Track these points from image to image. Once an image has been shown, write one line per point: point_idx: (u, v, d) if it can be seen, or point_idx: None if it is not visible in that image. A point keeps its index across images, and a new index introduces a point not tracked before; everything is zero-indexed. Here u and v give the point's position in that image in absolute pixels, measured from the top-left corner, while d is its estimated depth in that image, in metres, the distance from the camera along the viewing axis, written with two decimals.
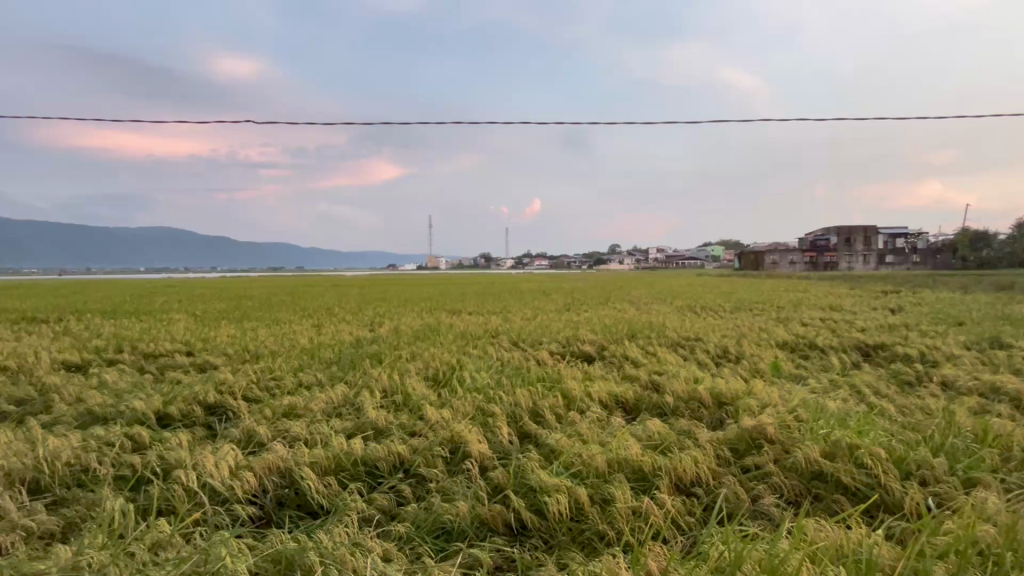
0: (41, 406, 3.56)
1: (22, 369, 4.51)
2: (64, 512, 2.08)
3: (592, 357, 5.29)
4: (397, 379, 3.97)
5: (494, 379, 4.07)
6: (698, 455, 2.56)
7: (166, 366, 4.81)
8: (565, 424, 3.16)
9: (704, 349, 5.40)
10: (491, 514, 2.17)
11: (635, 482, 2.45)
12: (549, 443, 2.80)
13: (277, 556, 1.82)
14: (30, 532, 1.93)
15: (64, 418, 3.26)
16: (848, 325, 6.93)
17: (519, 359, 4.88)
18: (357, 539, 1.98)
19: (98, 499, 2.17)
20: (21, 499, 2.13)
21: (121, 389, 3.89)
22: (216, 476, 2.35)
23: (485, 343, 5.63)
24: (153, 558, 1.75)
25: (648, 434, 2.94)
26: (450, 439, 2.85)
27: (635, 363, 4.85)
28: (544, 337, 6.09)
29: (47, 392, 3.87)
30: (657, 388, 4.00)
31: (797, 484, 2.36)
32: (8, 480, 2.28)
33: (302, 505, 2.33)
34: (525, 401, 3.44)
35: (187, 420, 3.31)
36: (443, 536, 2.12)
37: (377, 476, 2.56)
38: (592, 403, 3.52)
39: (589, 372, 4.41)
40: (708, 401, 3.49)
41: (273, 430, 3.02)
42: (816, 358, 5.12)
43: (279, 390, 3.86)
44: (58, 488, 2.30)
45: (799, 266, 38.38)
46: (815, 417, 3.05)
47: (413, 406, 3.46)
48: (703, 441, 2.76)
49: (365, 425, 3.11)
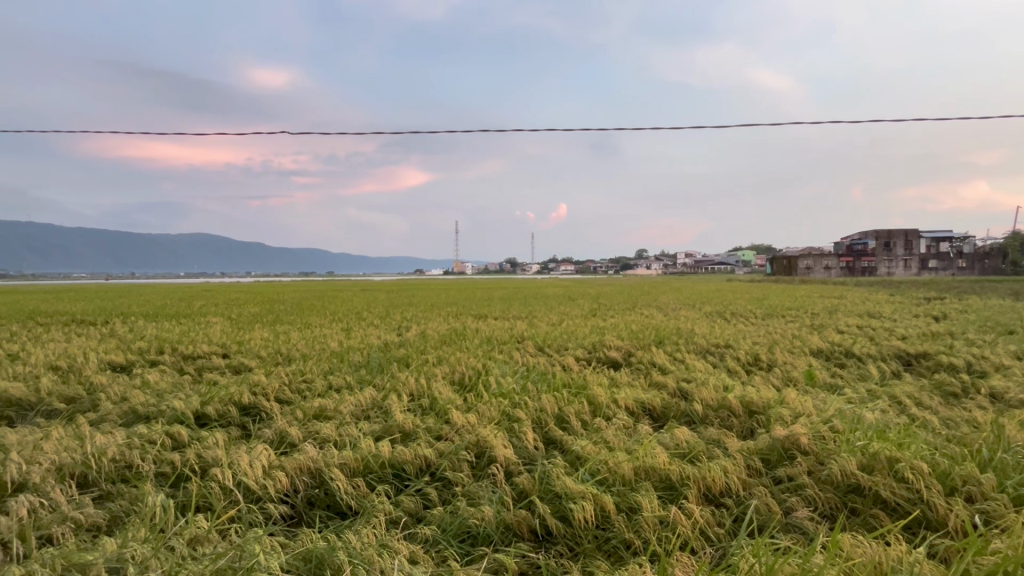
0: (89, 404, 3.75)
1: (72, 368, 4.77)
2: (109, 506, 2.18)
3: (618, 363, 5.24)
4: (424, 383, 4.02)
5: (519, 384, 4.08)
6: (728, 465, 2.50)
7: (204, 367, 5.01)
8: (591, 431, 3.14)
9: (734, 356, 5.28)
10: (516, 519, 2.18)
11: (662, 491, 2.41)
12: (575, 449, 2.79)
13: (307, 555, 1.86)
14: (79, 525, 2.03)
15: (109, 416, 3.43)
16: (888, 333, 6.64)
17: (545, 364, 4.87)
18: (384, 540, 2.00)
19: (141, 494, 2.27)
20: (71, 492, 2.25)
21: (161, 389, 4.06)
22: (250, 474, 2.42)
23: (511, 348, 5.65)
24: (191, 553, 1.81)
25: (676, 442, 2.89)
26: (476, 443, 2.86)
27: (662, 370, 4.78)
28: (569, 342, 6.06)
29: (95, 390, 4.08)
30: (685, 397, 3.93)
31: (832, 497, 2.28)
32: (59, 474, 2.41)
33: (331, 506, 2.38)
34: (551, 407, 3.43)
35: (223, 420, 3.43)
36: (468, 540, 2.13)
37: (404, 478, 2.61)
38: (619, 410, 3.49)
39: (615, 378, 4.38)
40: (738, 410, 3.41)
41: (304, 432, 3.10)
42: (852, 367, 4.94)
43: (310, 392, 3.96)
44: (104, 483, 2.42)
45: (836, 271, 37.09)
46: (852, 428, 2.94)
47: (439, 410, 3.50)
48: (733, 450, 2.70)
49: (393, 427, 3.16)
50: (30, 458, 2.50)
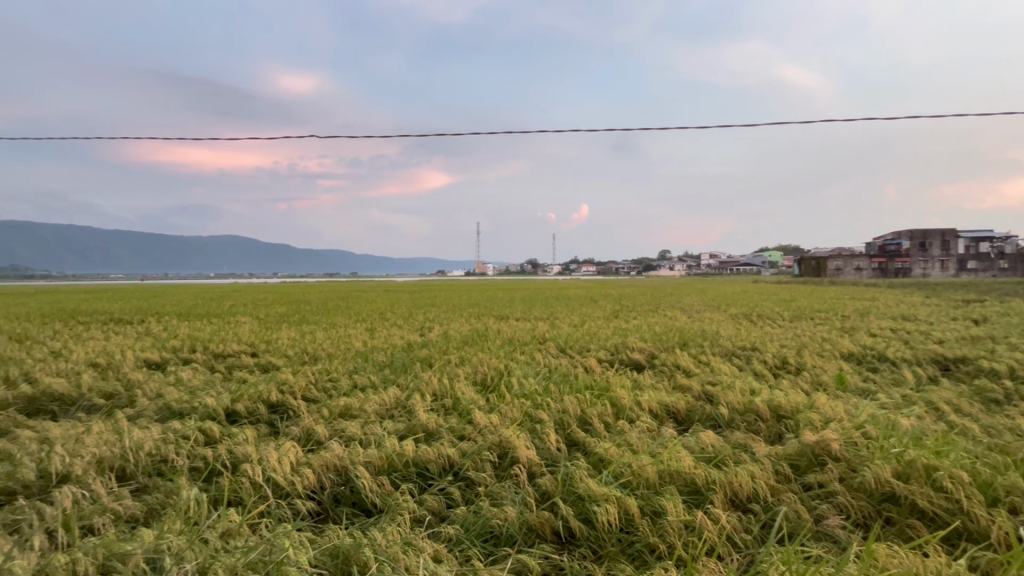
0: (127, 400, 3.90)
1: (110, 365, 4.96)
2: (146, 498, 2.27)
3: (641, 365, 5.18)
4: (447, 383, 4.05)
5: (542, 385, 4.08)
6: (756, 470, 2.45)
7: (234, 365, 5.15)
8: (615, 433, 3.12)
9: (761, 359, 5.17)
10: (539, 520, 2.17)
11: (688, 495, 2.38)
12: (598, 451, 2.77)
13: (334, 550, 1.89)
14: (118, 516, 2.11)
15: (145, 412, 3.55)
16: (924, 337, 6.41)
17: (567, 365, 4.86)
18: (409, 538, 2.02)
19: (175, 487, 2.34)
20: (110, 484, 2.34)
21: (194, 386, 4.19)
22: (279, 471, 2.48)
23: (533, 350, 5.64)
24: (223, 546, 1.86)
25: (701, 446, 2.84)
26: (499, 444, 2.87)
27: (686, 372, 4.71)
28: (591, 344, 6.02)
29: (132, 387, 4.24)
30: (710, 400, 3.87)
31: (866, 505, 2.22)
32: (100, 466, 2.51)
33: (356, 503, 2.42)
34: (573, 409, 3.42)
35: (252, 416, 3.52)
36: (492, 541, 2.14)
37: (428, 477, 2.63)
38: (642, 413, 3.45)
39: (639, 380, 4.33)
40: (766, 414, 3.34)
41: (330, 430, 3.16)
42: (886, 371, 4.78)
43: (336, 391, 4.04)
44: (141, 476, 2.51)
45: (867, 272, 35.98)
46: (886, 434, 2.84)
47: (462, 410, 3.52)
48: (761, 455, 2.65)
49: (416, 427, 3.20)
50: (73, 451, 2.61)
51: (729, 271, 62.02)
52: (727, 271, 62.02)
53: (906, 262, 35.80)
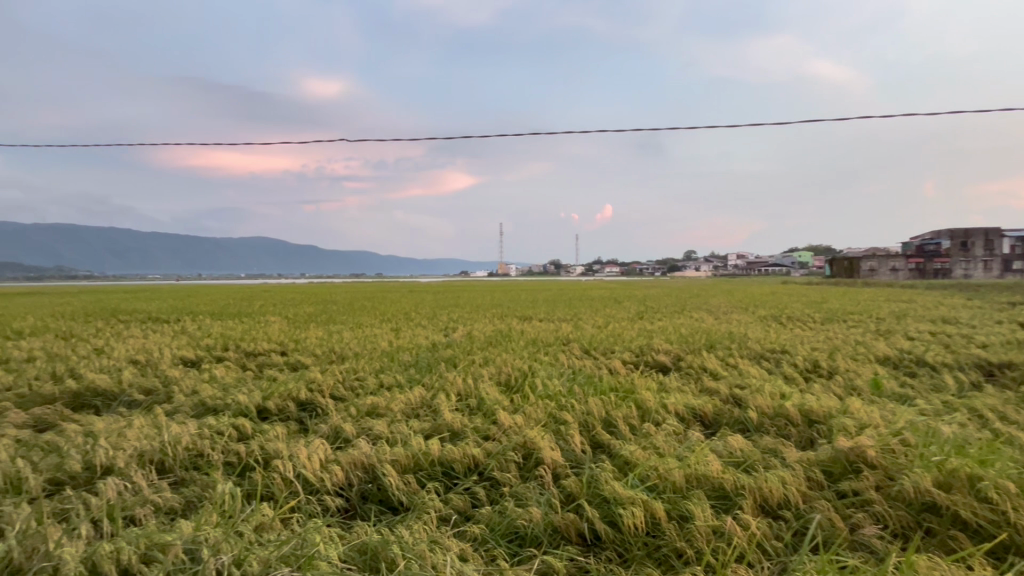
0: (165, 396, 4.05)
1: (149, 362, 5.16)
2: (184, 491, 2.35)
3: (667, 368, 5.11)
4: (471, 384, 4.08)
5: (566, 387, 4.06)
6: (787, 475, 2.39)
7: (264, 364, 5.29)
8: (640, 436, 3.08)
9: (792, 363, 5.04)
10: (565, 522, 2.17)
11: (716, 500, 2.34)
12: (623, 454, 2.74)
13: (363, 547, 1.93)
14: (158, 507, 2.19)
15: (182, 407, 3.68)
16: (966, 341, 6.13)
17: (591, 367, 4.83)
18: (435, 536, 2.05)
19: (211, 481, 2.42)
20: (151, 477, 2.43)
21: (227, 383, 4.32)
22: (308, 467, 2.54)
23: (557, 351, 5.62)
24: (257, 539, 1.91)
25: (730, 450, 2.79)
26: (524, 445, 2.88)
27: (713, 375, 4.63)
28: (616, 345, 5.96)
29: (169, 383, 4.40)
30: (738, 404, 3.79)
31: (904, 515, 2.14)
32: (140, 459, 2.62)
33: (383, 501, 2.45)
34: (598, 411, 3.40)
35: (282, 414, 3.61)
36: (517, 541, 2.14)
37: (453, 477, 2.66)
38: (668, 416, 3.40)
39: (665, 382, 4.27)
40: (796, 419, 3.25)
41: (357, 428, 3.22)
42: (925, 376, 4.60)
43: (362, 390, 4.11)
44: (178, 469, 2.60)
45: (904, 273, 34.67)
46: (925, 442, 2.73)
47: (487, 410, 3.54)
48: (792, 461, 2.59)
49: (441, 426, 3.23)
50: (116, 444, 2.73)
51: (757, 272, 60.61)
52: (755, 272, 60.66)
53: (945, 262, 34.35)
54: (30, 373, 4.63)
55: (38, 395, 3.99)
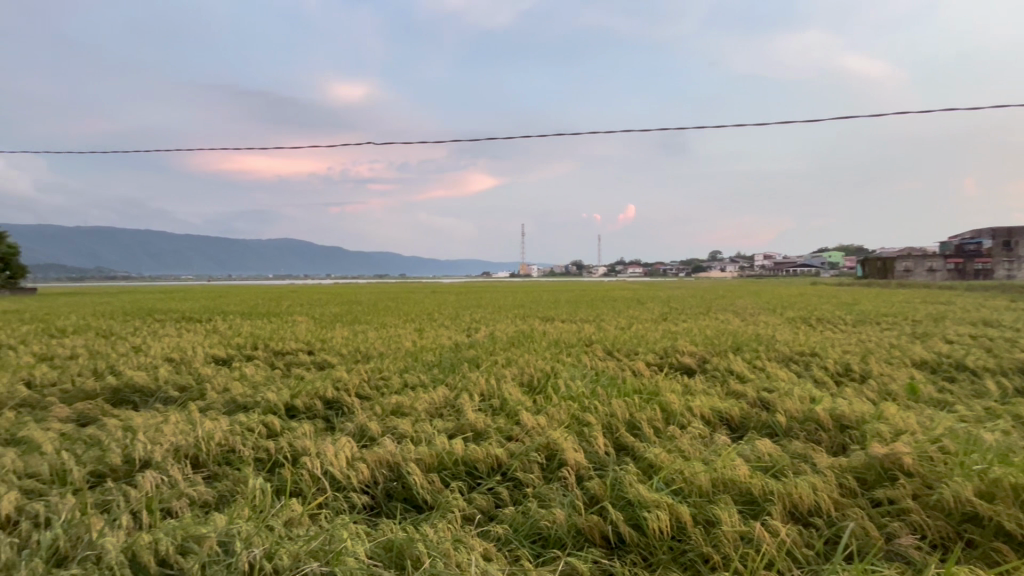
0: (198, 393, 4.19)
1: (183, 360, 5.35)
2: (217, 485, 2.42)
3: (692, 370, 5.03)
4: (494, 384, 4.09)
5: (589, 388, 4.03)
6: (818, 481, 2.33)
7: (292, 362, 5.42)
8: (665, 439, 3.05)
9: (822, 365, 4.90)
10: (588, 524, 2.16)
11: (743, 505, 2.30)
12: (648, 457, 2.71)
13: (388, 544, 1.95)
14: (193, 500, 2.27)
15: (215, 404, 3.80)
16: (1010, 345, 5.85)
17: (615, 368, 4.79)
18: (459, 535, 2.06)
19: (243, 476, 2.49)
20: (186, 471, 2.52)
21: (257, 381, 4.44)
22: (335, 464, 2.59)
23: (579, 352, 5.59)
24: (287, 533, 1.96)
25: (758, 455, 2.73)
26: (547, 446, 2.87)
27: (740, 378, 4.54)
28: (639, 347, 5.90)
29: (202, 380, 4.55)
30: (766, 408, 3.71)
31: (943, 525, 2.06)
32: (176, 454, 2.71)
33: (408, 499, 2.49)
34: (622, 412, 3.37)
35: (310, 412, 3.69)
36: (540, 542, 2.14)
37: (476, 477, 2.67)
38: (693, 419, 3.35)
39: (690, 385, 4.21)
40: (828, 423, 3.16)
41: (382, 427, 3.26)
42: (965, 381, 4.42)
43: (387, 389, 4.17)
44: (212, 464, 2.68)
45: (942, 274, 33.35)
46: (966, 450, 2.62)
47: (509, 410, 3.55)
48: (823, 467, 2.52)
49: (465, 426, 3.25)
50: (153, 439, 2.83)
51: (785, 273, 59.16)
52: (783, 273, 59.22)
53: (987, 262, 32.90)
54: (73, 369, 4.84)
55: (80, 391, 4.18)
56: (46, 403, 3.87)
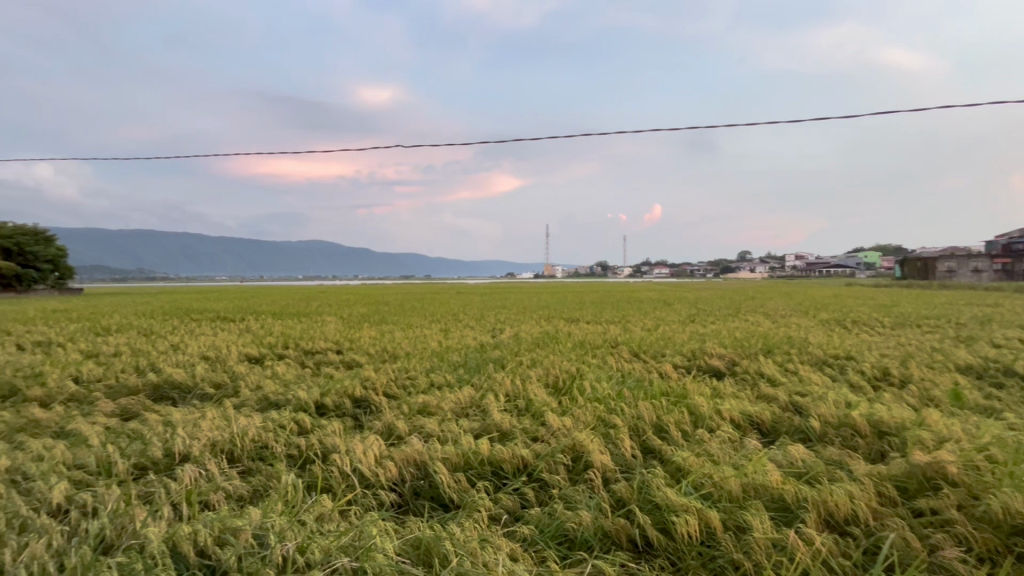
0: (233, 390, 4.33)
1: (219, 358, 5.53)
2: (252, 480, 2.50)
3: (721, 373, 4.92)
4: (519, 385, 4.10)
5: (615, 390, 3.99)
6: (855, 489, 2.25)
7: (322, 361, 5.54)
8: (693, 442, 2.99)
9: (859, 369, 4.74)
10: (615, 527, 2.14)
11: (776, 512, 2.24)
12: (676, 460, 2.67)
13: (416, 542, 1.98)
14: (229, 494, 2.34)
15: (248, 401, 3.92)
16: None
17: (641, 370, 4.74)
18: (485, 535, 2.07)
19: (275, 472, 2.56)
20: (222, 466, 2.60)
21: (288, 380, 4.55)
22: (364, 462, 2.64)
23: (605, 353, 5.55)
24: (318, 528, 2.00)
25: (790, 460, 2.66)
26: (573, 447, 2.86)
27: (771, 381, 4.43)
28: (666, 349, 5.81)
29: (236, 378, 4.69)
30: (799, 412, 3.60)
31: (991, 538, 1.97)
32: (213, 449, 2.81)
33: (435, 498, 2.51)
34: (649, 415, 3.32)
35: (339, 410, 3.77)
36: (566, 544, 2.13)
37: (502, 477, 2.68)
38: (722, 423, 3.28)
39: (719, 388, 4.12)
40: (865, 429, 3.05)
41: (409, 425, 3.30)
42: (1015, 388, 4.20)
43: (414, 388, 4.22)
44: (246, 459, 2.77)
45: (988, 275, 31.78)
46: (1017, 460, 2.49)
47: (535, 411, 3.54)
48: (861, 474, 2.43)
49: (490, 426, 3.26)
50: (192, 434, 2.94)
51: (818, 274, 57.37)
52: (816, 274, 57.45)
53: None
54: (117, 366, 5.07)
55: (124, 387, 4.37)
56: (92, 398, 4.06)
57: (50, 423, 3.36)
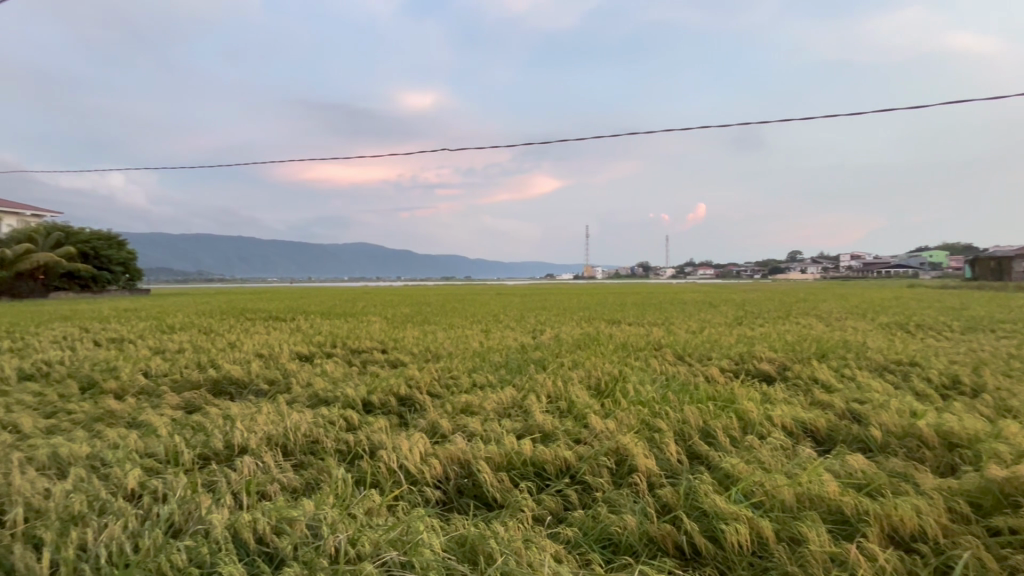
0: (285, 387, 4.53)
1: (272, 356, 5.80)
2: (304, 473, 2.60)
3: (771, 378, 4.73)
4: (561, 386, 4.08)
5: (660, 393, 3.91)
6: (922, 504, 2.12)
7: (368, 360, 5.71)
8: (742, 448, 2.90)
9: (924, 377, 4.44)
10: (661, 533, 2.10)
11: (833, 524, 2.14)
12: (724, 466, 2.59)
13: (462, 539, 2.01)
14: (284, 486, 2.45)
15: (300, 397, 4.10)
16: None
17: (686, 374, 4.62)
18: (529, 535, 2.07)
19: (326, 467, 2.66)
20: (278, 458, 2.73)
21: (336, 377, 4.72)
22: (410, 459, 2.70)
23: (648, 356, 5.45)
24: (368, 522, 2.06)
25: (849, 470, 2.53)
26: (616, 450, 2.82)
27: (826, 387, 4.22)
28: (712, 352, 5.64)
29: (288, 375, 4.91)
30: (858, 421, 3.41)
31: None
32: (269, 441, 2.95)
33: (478, 496, 2.54)
34: (695, 419, 3.24)
35: (384, 407, 3.87)
36: (610, 547, 2.11)
37: (545, 478, 2.68)
38: (774, 429, 3.15)
39: (770, 393, 3.97)
40: (932, 441, 2.86)
41: (453, 424, 3.35)
42: None
43: (456, 388, 4.28)
44: (299, 453, 2.89)
45: None
46: None
47: (577, 413, 3.52)
48: (929, 489, 2.28)
49: (533, 427, 3.27)
50: (249, 427, 3.10)
51: (876, 274, 54.18)
52: (873, 274, 54.30)
53: None
54: (181, 361, 5.40)
55: (187, 381, 4.66)
56: (160, 391, 4.35)
57: (123, 414, 3.63)
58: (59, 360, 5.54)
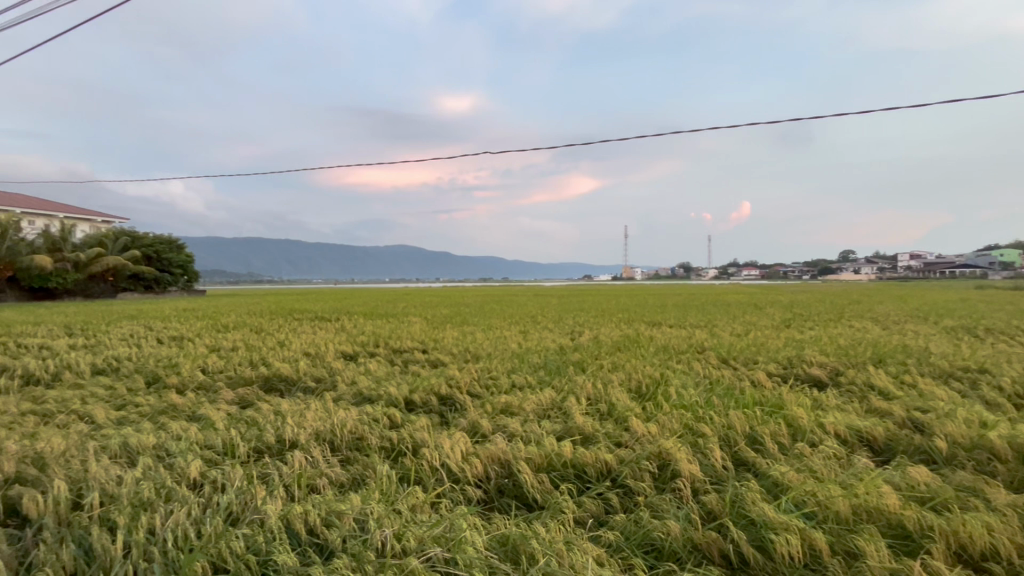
0: (331, 384, 4.69)
1: (318, 355, 6.02)
2: (351, 469, 2.69)
3: (823, 383, 4.52)
4: (601, 389, 4.04)
5: (703, 398, 3.81)
6: (993, 521, 1.97)
7: (410, 360, 5.83)
8: (792, 456, 2.79)
9: (996, 385, 4.13)
10: (706, 540, 2.06)
11: (893, 539, 2.02)
12: (773, 475, 2.50)
13: (504, 538, 2.02)
14: (332, 480, 2.54)
15: (346, 395, 4.23)
16: None
17: (731, 377, 4.48)
18: (570, 537, 2.07)
19: (371, 463, 2.73)
20: (326, 453, 2.83)
21: (379, 376, 4.84)
22: (452, 458, 2.74)
23: (690, 359, 5.32)
24: (412, 517, 2.11)
25: (910, 483, 2.39)
26: (659, 455, 2.77)
27: (883, 394, 4.00)
28: (759, 356, 5.44)
29: (334, 373, 5.08)
30: (920, 430, 3.21)
31: None
32: (317, 437, 3.07)
33: (519, 497, 2.55)
34: (741, 425, 3.14)
35: (426, 406, 3.95)
36: (653, 553, 2.07)
37: (585, 480, 2.66)
38: (827, 437, 3.01)
39: (821, 399, 3.79)
40: (1005, 454, 2.66)
41: (493, 425, 3.38)
42: None
43: (496, 388, 4.32)
44: (345, 449, 2.99)
45: None
46: None
47: (618, 416, 3.48)
48: (1000, 505, 2.13)
49: (573, 429, 3.25)
50: (299, 423, 3.23)
51: (939, 275, 50.80)
52: (936, 275, 50.96)
53: None
54: (235, 359, 5.69)
55: (241, 378, 4.89)
56: (216, 386, 4.60)
57: (184, 407, 3.86)
58: (126, 356, 5.92)
